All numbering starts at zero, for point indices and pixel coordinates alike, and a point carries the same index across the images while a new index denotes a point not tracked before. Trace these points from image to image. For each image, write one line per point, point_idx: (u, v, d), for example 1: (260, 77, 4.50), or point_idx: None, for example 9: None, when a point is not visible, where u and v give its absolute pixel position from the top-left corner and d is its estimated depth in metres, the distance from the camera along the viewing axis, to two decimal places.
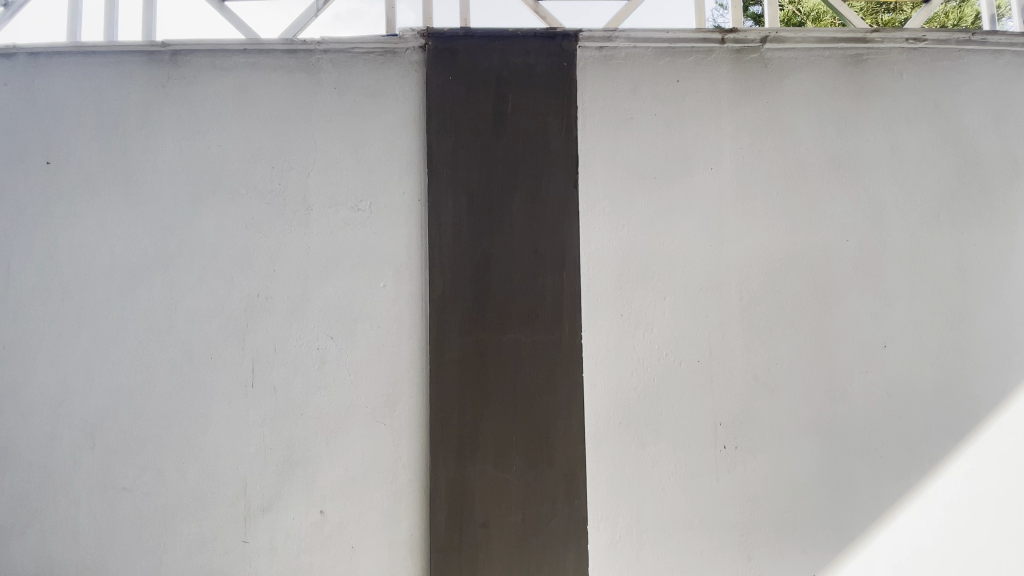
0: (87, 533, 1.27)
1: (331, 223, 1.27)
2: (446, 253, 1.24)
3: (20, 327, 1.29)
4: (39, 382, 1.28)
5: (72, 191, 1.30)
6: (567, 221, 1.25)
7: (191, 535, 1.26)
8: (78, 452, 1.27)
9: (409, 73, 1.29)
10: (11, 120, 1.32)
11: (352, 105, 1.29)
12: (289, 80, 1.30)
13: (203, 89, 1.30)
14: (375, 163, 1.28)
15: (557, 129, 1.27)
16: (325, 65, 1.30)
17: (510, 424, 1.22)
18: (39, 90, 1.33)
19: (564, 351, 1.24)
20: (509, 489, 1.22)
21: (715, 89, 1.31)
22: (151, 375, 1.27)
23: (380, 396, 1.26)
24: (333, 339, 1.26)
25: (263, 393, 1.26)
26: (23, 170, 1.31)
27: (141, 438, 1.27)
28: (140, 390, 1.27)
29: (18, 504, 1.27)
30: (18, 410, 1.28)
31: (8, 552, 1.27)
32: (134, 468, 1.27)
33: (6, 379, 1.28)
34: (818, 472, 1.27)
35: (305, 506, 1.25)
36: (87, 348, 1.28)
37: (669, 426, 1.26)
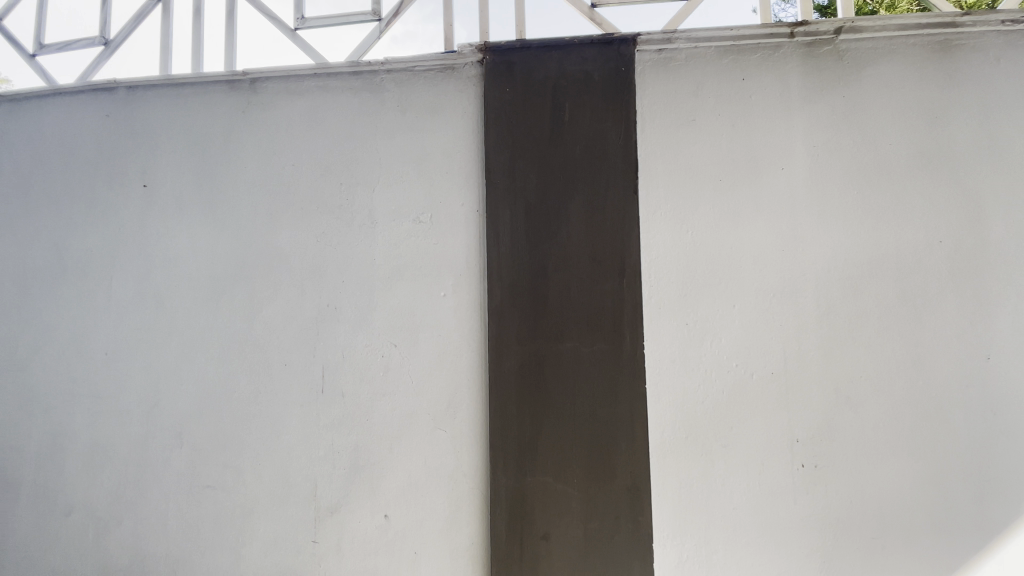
0: (175, 527, 1.37)
1: (395, 235, 1.32)
2: (505, 263, 1.25)
3: (121, 334, 1.42)
4: (136, 385, 1.41)
5: (164, 210, 1.43)
6: (627, 228, 1.23)
7: (267, 532, 1.33)
8: (170, 450, 1.38)
9: (467, 87, 1.32)
10: (115, 148, 1.48)
11: (413, 121, 1.33)
12: (355, 100, 1.36)
13: (277, 112, 1.40)
14: (436, 175, 1.32)
15: (616, 136, 1.25)
16: (388, 84, 1.35)
17: (570, 435, 1.20)
18: (137, 119, 1.47)
19: (626, 361, 1.20)
20: (570, 502, 1.19)
21: (785, 86, 1.24)
22: (232, 380, 1.36)
23: (441, 403, 1.28)
24: (396, 347, 1.30)
25: (331, 398, 1.32)
26: (125, 192, 1.46)
27: (222, 440, 1.36)
28: (222, 395, 1.36)
29: (118, 497, 1.40)
30: (119, 410, 1.41)
31: (110, 539, 1.39)
32: (217, 466, 1.36)
33: (109, 381, 1.42)
34: (910, 497, 1.16)
35: (371, 510, 1.29)
36: (177, 354, 1.39)
37: (740, 442, 1.19)
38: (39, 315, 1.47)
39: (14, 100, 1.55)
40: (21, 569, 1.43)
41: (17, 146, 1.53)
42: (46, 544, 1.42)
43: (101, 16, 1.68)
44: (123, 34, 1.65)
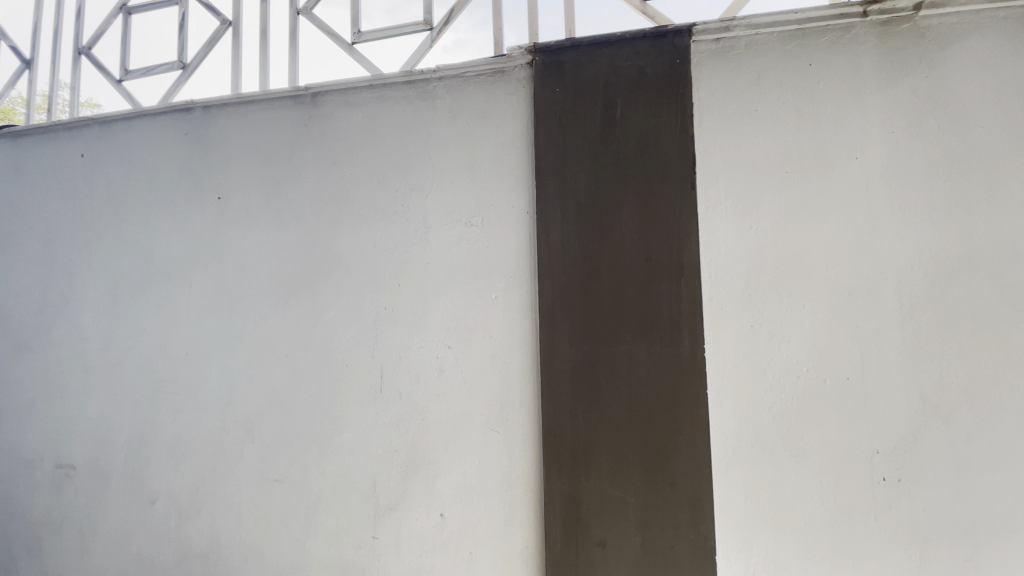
0: (248, 518, 1.45)
1: (448, 238, 1.34)
2: (557, 264, 1.24)
3: (199, 336, 1.53)
4: (213, 383, 1.51)
5: (236, 220, 1.52)
6: (684, 226, 1.18)
7: (330, 526, 1.38)
8: (242, 444, 1.47)
9: (517, 89, 1.32)
10: (192, 163, 1.59)
11: (465, 126, 1.35)
12: (408, 108, 1.40)
13: (336, 124, 1.46)
14: (487, 178, 1.32)
15: (671, 131, 1.20)
16: (440, 91, 1.38)
17: (626, 441, 1.17)
18: (212, 136, 1.58)
19: (685, 364, 1.16)
20: (627, 509, 1.16)
21: (857, 70, 1.16)
22: (297, 379, 1.43)
23: (494, 405, 1.28)
24: (450, 349, 1.32)
25: (389, 398, 1.36)
26: (201, 204, 1.57)
27: (289, 436, 1.43)
28: (288, 393, 1.43)
29: (197, 487, 1.50)
30: (198, 406, 1.52)
31: (190, 526, 1.50)
32: (284, 461, 1.43)
33: (189, 379, 1.53)
34: (1013, 519, 1.04)
35: (427, 509, 1.31)
36: (248, 354, 1.48)
37: (812, 452, 1.11)
38: (130, 319, 1.61)
39: (107, 123, 1.70)
40: (116, 550, 1.57)
41: (110, 165, 1.68)
42: (137, 529, 1.55)
43: (179, 42, 1.83)
44: (198, 58, 1.78)
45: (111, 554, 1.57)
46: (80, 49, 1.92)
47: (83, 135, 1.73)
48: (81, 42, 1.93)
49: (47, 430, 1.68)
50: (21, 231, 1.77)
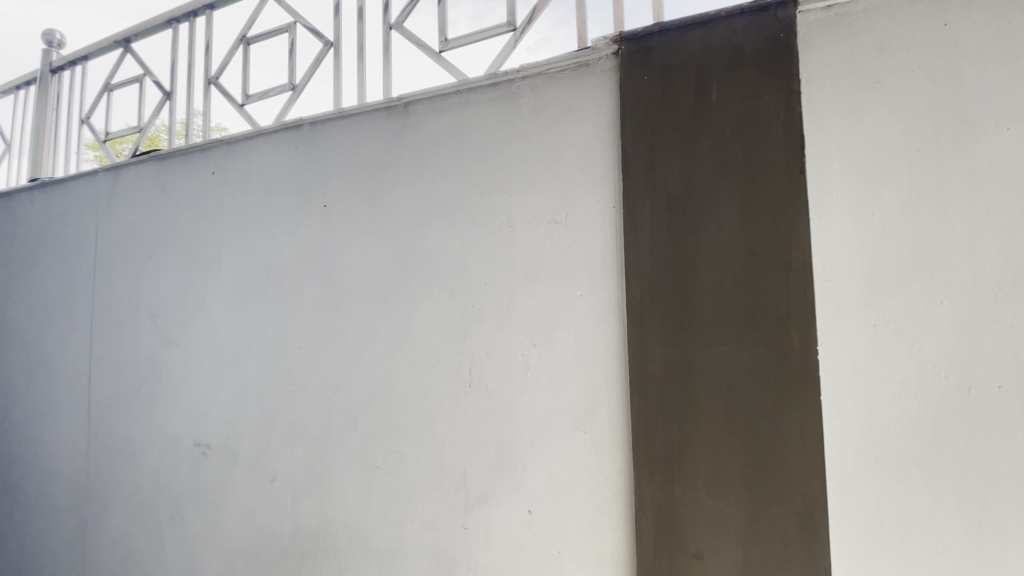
0: (351, 501, 1.56)
1: (532, 236, 1.34)
2: (648, 260, 1.19)
3: (308, 332, 1.68)
4: (320, 375, 1.64)
5: (339, 225, 1.65)
6: (793, 216, 1.07)
7: (425, 514, 1.44)
8: (346, 433, 1.58)
9: (602, 81, 1.29)
10: (302, 175, 1.74)
11: (550, 123, 1.34)
12: (493, 109, 1.42)
13: (426, 130, 1.52)
14: (571, 174, 1.31)
15: (774, 113, 1.11)
16: (524, 90, 1.39)
17: (725, 448, 1.09)
18: (318, 149, 1.72)
19: (794, 368, 1.05)
20: (727, 521, 1.09)
21: (1007, 24, 0.98)
22: (393, 373, 1.51)
23: (581, 405, 1.26)
24: (535, 347, 1.32)
25: (477, 394, 1.39)
26: (309, 212, 1.71)
27: (386, 427, 1.52)
28: (386, 387, 1.52)
29: (309, 470, 1.64)
30: (308, 396, 1.66)
31: (303, 505, 1.64)
32: (382, 450, 1.52)
33: (300, 371, 1.68)
34: None
35: (515, 504, 1.33)
36: (349, 349, 1.59)
37: (950, 470, 0.97)
38: (252, 317, 1.80)
39: (233, 143, 1.92)
40: (243, 522, 1.76)
41: (234, 180, 1.90)
42: (259, 504, 1.73)
43: (289, 65, 2.01)
44: (305, 78, 1.95)
45: (239, 525, 1.77)
46: (210, 80, 2.19)
47: (213, 155, 1.97)
48: (210, 73, 2.19)
49: (189, 413, 1.93)
50: (167, 240, 2.06)
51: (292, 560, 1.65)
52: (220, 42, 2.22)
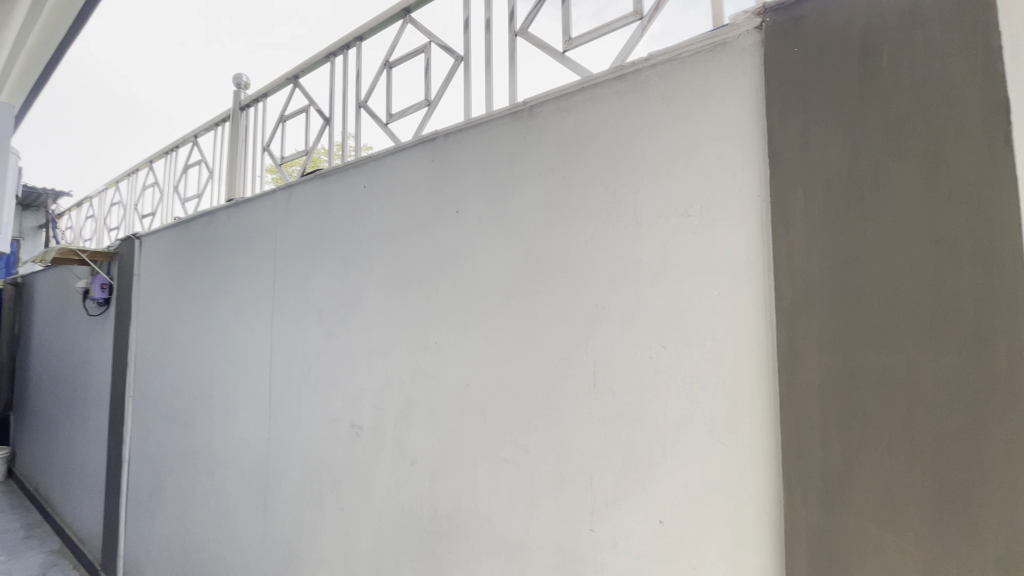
0: (482, 491, 1.63)
1: (662, 233, 1.28)
2: (800, 253, 1.06)
3: (442, 328, 1.79)
4: (453, 370, 1.75)
5: (470, 228, 1.74)
6: (997, 194, 0.85)
7: (551, 512, 1.46)
8: (476, 426, 1.66)
9: (743, 60, 1.18)
10: (437, 183, 1.87)
11: (682, 111, 1.27)
12: (621, 102, 1.38)
13: (551, 130, 1.53)
14: (706, 165, 1.22)
15: (968, 68, 0.88)
16: (653, 79, 1.33)
17: (900, 475, 0.92)
18: (451, 158, 1.83)
19: (999, 387, 0.83)
20: (905, 559, 0.92)
21: None
22: (519, 371, 1.55)
23: (720, 413, 1.17)
24: (666, 349, 1.26)
25: (604, 396, 1.36)
26: (443, 217, 1.83)
27: (514, 422, 1.56)
28: (513, 384, 1.57)
29: (443, 457, 1.76)
30: (443, 389, 1.78)
31: (439, 491, 1.76)
32: (510, 445, 1.56)
33: (436, 366, 1.81)
34: None
35: (645, 512, 1.27)
36: (479, 347, 1.67)
37: None
38: (395, 314, 1.99)
39: (380, 159, 2.14)
40: (388, 500, 1.95)
41: (381, 191, 2.11)
42: (401, 485, 1.90)
43: (426, 82, 2.18)
44: (439, 93, 2.10)
45: (384, 503, 1.96)
46: (360, 103, 2.46)
47: (364, 170, 2.21)
48: (361, 98, 2.46)
49: (346, 399, 2.19)
50: (328, 247, 2.36)
51: (429, 540, 1.78)
52: (368, 69, 2.48)
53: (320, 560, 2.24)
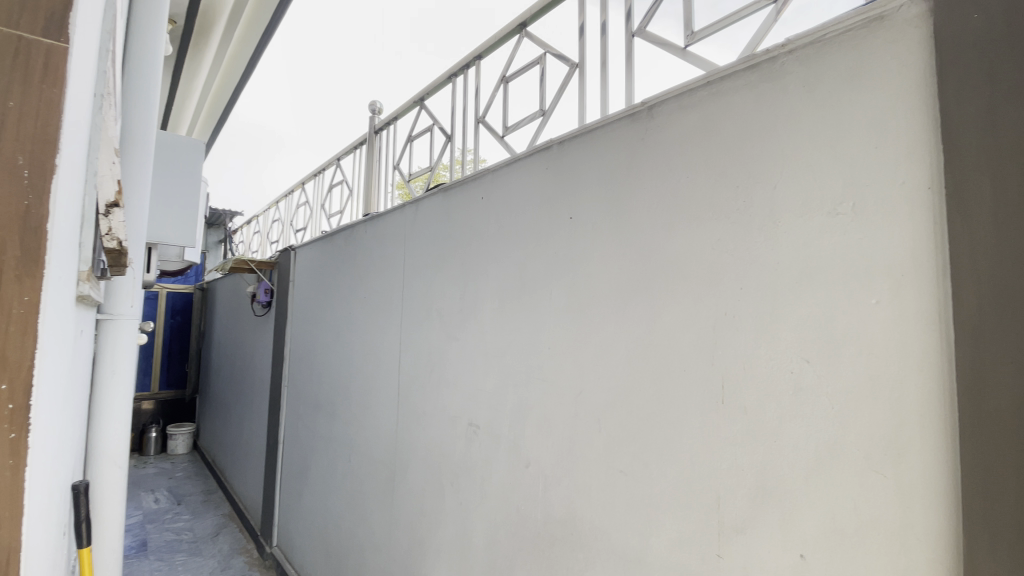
0: (597, 500, 1.60)
1: (804, 234, 1.16)
2: (985, 254, 0.88)
3: (557, 334, 1.80)
4: (567, 377, 1.74)
5: (585, 234, 1.72)
6: None
7: (672, 531, 1.38)
8: (591, 435, 1.63)
9: (904, 34, 1.03)
10: (552, 190, 1.89)
11: (827, 99, 1.14)
12: (752, 95, 1.28)
13: (672, 131, 1.47)
14: (859, 156, 1.08)
15: None
16: (791, 66, 1.21)
17: None
18: (565, 165, 1.84)
19: None
20: None
21: None
22: (637, 381, 1.50)
23: (879, 438, 1.02)
24: (809, 363, 1.13)
25: (733, 412, 1.26)
26: (558, 224, 1.84)
27: (631, 433, 1.50)
28: (630, 394, 1.52)
29: (558, 464, 1.76)
30: (556, 395, 1.78)
31: (553, 496, 1.76)
32: (627, 456, 1.51)
33: (550, 372, 1.81)
34: None
35: (783, 543, 1.15)
36: (594, 354, 1.64)
37: None
38: (510, 320, 2.04)
39: (497, 170, 2.22)
40: (503, 500, 2.00)
41: (498, 202, 2.18)
42: (515, 487, 1.94)
43: (541, 92, 2.22)
44: (553, 102, 2.13)
45: (499, 503, 2.01)
46: (479, 119, 2.58)
47: (482, 183, 2.31)
48: (479, 113, 2.59)
49: (464, 399, 2.29)
50: (450, 256, 2.50)
51: (543, 544, 1.79)
52: (486, 86, 2.60)
53: (441, 551, 2.37)
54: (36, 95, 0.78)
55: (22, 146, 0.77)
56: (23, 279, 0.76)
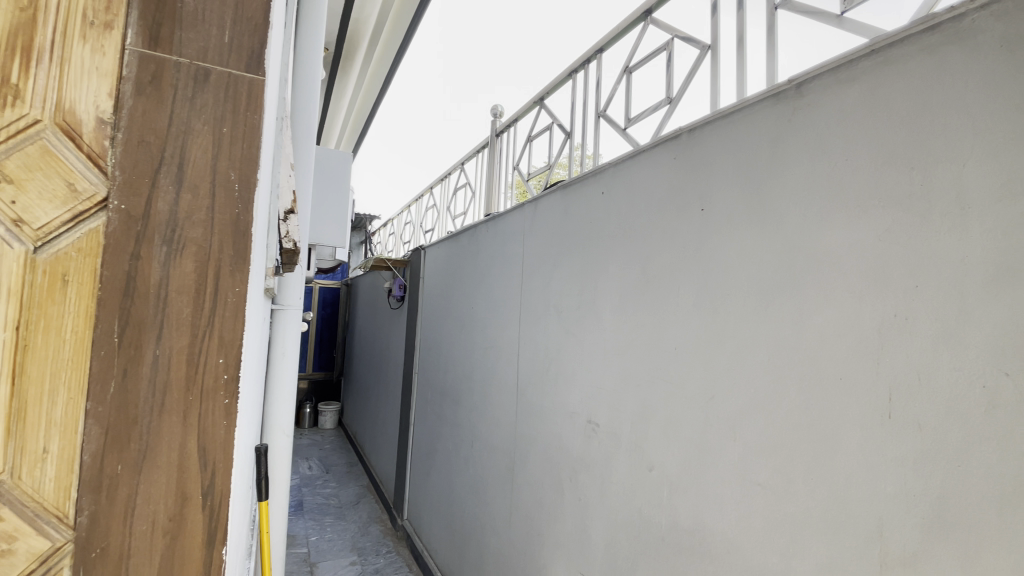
0: (730, 512, 1.50)
1: (1005, 221, 0.96)
2: None
3: (685, 333, 1.71)
4: (697, 379, 1.65)
5: (719, 228, 1.61)
6: None
7: (820, 555, 1.25)
8: (724, 442, 1.53)
9: None
10: (680, 182, 1.80)
11: None
12: (931, 62, 1.09)
13: (826, 110, 1.31)
14: None
15: None
16: (984, 22, 1.01)
17: None
18: (696, 154, 1.74)
19: None
20: None
21: None
22: (780, 387, 1.37)
23: None
24: (1010, 378, 0.94)
25: (903, 428, 1.09)
26: (688, 216, 1.75)
27: (773, 443, 1.38)
28: (771, 400, 1.40)
29: (685, 468, 1.68)
30: (684, 397, 1.70)
31: (679, 502, 1.69)
32: (766, 468, 1.40)
33: (677, 372, 1.74)
34: None
35: None
36: (729, 356, 1.54)
37: None
38: (633, 317, 1.98)
39: (619, 163, 2.17)
40: (624, 500, 1.96)
41: (620, 196, 2.13)
42: (638, 488, 1.89)
43: (668, 80, 2.12)
44: (682, 89, 2.02)
45: (620, 502, 1.98)
46: (600, 112, 2.55)
47: (603, 177, 2.28)
48: (600, 106, 2.55)
49: (584, 395, 2.29)
50: (569, 253, 2.51)
51: (667, 550, 1.73)
52: (608, 78, 2.55)
53: (559, 544, 2.40)
54: (241, 120, 1.03)
55: (233, 165, 1.02)
56: (234, 273, 1.02)
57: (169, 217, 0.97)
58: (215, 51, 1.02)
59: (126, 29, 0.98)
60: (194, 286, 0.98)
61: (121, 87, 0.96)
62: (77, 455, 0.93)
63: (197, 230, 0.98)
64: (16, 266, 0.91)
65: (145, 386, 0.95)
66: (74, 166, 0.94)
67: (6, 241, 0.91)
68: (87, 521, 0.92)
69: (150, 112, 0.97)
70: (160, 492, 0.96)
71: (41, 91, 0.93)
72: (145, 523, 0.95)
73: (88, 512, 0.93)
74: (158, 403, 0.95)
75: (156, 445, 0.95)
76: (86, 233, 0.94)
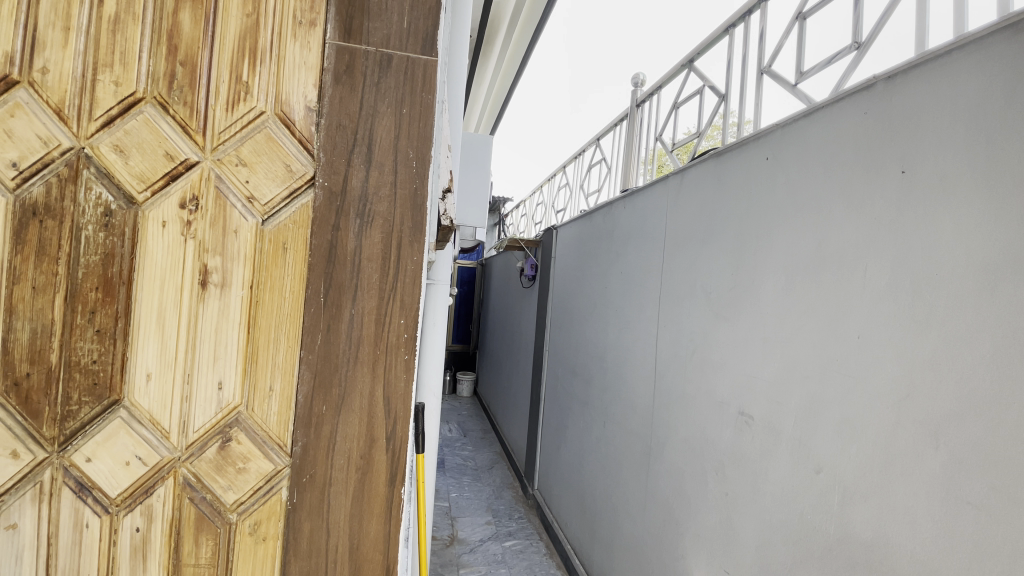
0: (924, 529, 1.28)
1: None
2: None
3: (873, 320, 1.48)
4: (887, 373, 1.41)
5: (925, 195, 1.35)
6: None
7: None
8: (922, 450, 1.30)
9: None
10: (871, 141, 1.53)
11: None
12: None
13: None
14: None
15: None
16: None
17: None
18: (895, 106, 1.46)
19: None
20: None
21: None
22: (1007, 390, 1.11)
23: None
24: None
25: None
26: (882, 182, 1.48)
27: (992, 456, 1.14)
28: (993, 404, 1.14)
29: (864, 474, 1.47)
30: (870, 394, 1.47)
31: (856, 511, 1.49)
32: (982, 484, 1.16)
33: (860, 365, 1.51)
34: None
35: None
36: (935, 348, 1.28)
37: None
38: (802, 299, 1.77)
39: (789, 125, 1.92)
40: (782, 499, 1.79)
41: (789, 163, 1.89)
42: (801, 489, 1.71)
43: (857, 20, 1.80)
44: (876, 29, 1.71)
45: (779, 501, 1.81)
46: (763, 69, 2.28)
47: (768, 141, 2.04)
48: (763, 63, 2.28)
49: (736, 382, 2.12)
50: (722, 227, 2.31)
51: (836, 562, 1.54)
52: (775, 28, 2.26)
53: (701, 536, 2.28)
54: (418, 101, 1.16)
55: (411, 143, 1.16)
56: (412, 243, 1.16)
57: (361, 193, 1.14)
58: (395, 37, 1.15)
59: (325, 26, 1.16)
60: (380, 254, 1.15)
61: (323, 78, 1.15)
62: (292, 394, 1.17)
63: (383, 204, 1.15)
64: (250, 235, 1.15)
65: (344, 338, 1.14)
66: (289, 150, 1.16)
67: (243, 215, 1.15)
68: (300, 449, 1.15)
69: (346, 99, 1.14)
70: (355, 432, 1.16)
71: (264, 87, 1.16)
72: (343, 458, 1.15)
73: (301, 442, 1.15)
74: (354, 354, 1.14)
75: (351, 391, 1.15)
76: (299, 208, 1.16)
